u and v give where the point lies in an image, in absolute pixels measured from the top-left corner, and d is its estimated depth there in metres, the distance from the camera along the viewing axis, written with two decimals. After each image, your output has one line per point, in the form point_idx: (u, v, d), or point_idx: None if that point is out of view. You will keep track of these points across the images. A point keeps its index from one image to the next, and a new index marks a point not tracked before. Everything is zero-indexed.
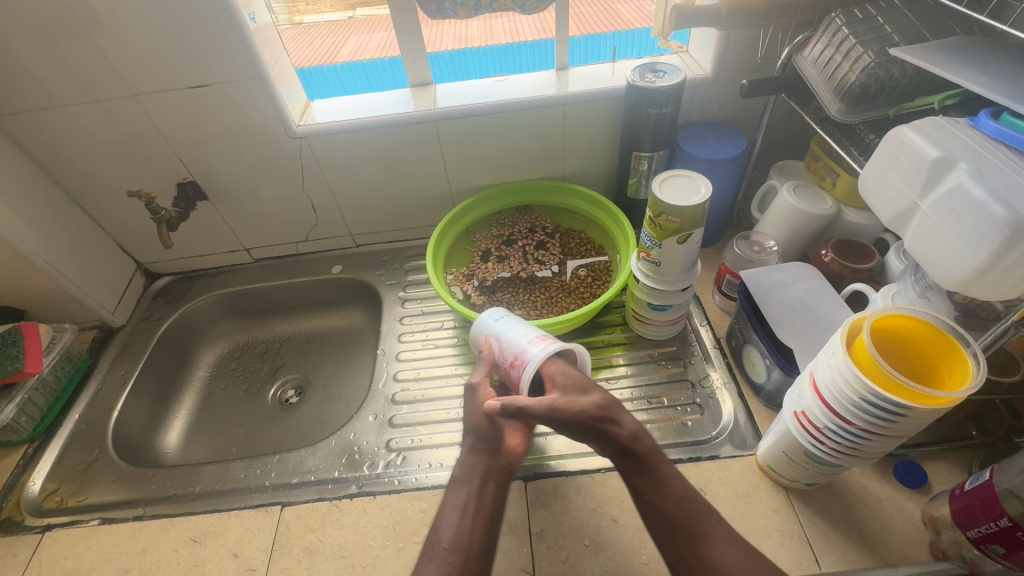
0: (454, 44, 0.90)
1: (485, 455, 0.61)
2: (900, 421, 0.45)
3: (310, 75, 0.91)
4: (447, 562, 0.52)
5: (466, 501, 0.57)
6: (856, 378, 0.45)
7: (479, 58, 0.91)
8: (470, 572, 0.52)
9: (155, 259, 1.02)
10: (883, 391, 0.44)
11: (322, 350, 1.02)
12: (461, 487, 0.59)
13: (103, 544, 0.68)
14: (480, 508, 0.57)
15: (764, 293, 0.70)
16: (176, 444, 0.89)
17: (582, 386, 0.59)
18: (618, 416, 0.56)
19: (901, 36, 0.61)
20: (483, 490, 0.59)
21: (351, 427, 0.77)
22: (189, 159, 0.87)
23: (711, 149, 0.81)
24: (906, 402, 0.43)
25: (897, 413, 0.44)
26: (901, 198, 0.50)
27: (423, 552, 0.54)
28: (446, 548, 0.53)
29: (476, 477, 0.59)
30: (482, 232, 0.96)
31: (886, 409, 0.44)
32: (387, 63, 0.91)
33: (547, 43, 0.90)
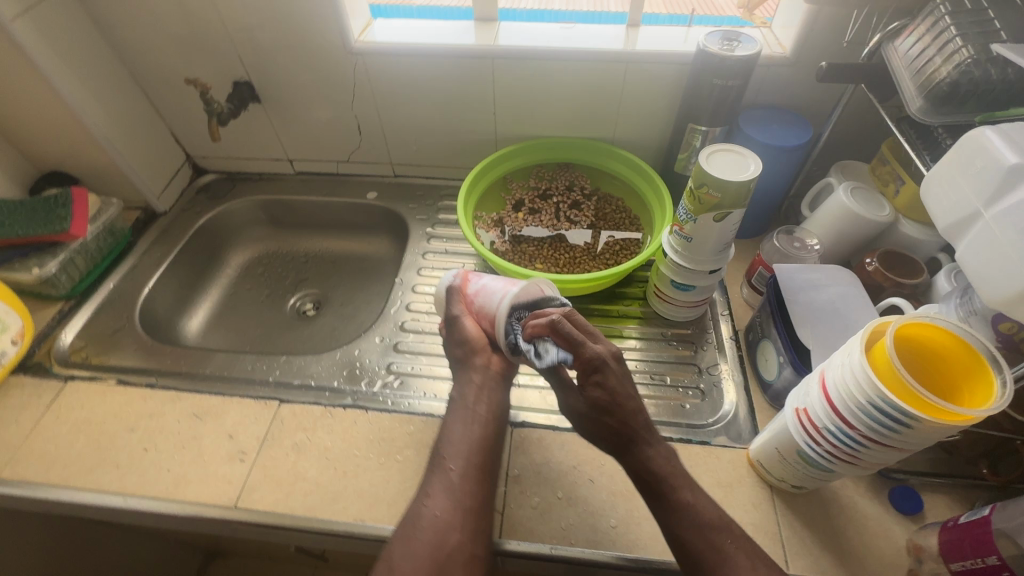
0: (532, 5, 0.90)
1: (471, 364, 0.64)
2: (905, 433, 0.42)
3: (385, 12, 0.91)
4: (450, 470, 0.56)
5: (467, 414, 0.61)
6: (868, 382, 0.43)
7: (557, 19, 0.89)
8: (473, 482, 0.56)
9: (204, 153, 1.05)
10: (894, 398, 0.41)
11: (344, 272, 1.05)
12: (461, 405, 0.62)
13: (115, 402, 0.72)
14: (479, 419, 0.61)
15: (794, 289, 0.67)
16: (197, 330, 0.95)
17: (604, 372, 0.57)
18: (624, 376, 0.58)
19: (1011, 32, 0.54)
20: (480, 401, 0.62)
21: (357, 344, 0.80)
22: (248, 58, 0.88)
23: (772, 133, 0.77)
24: (916, 414, 0.41)
25: (903, 425, 0.42)
26: (963, 206, 0.45)
27: (432, 466, 0.58)
28: (450, 460, 0.57)
29: (474, 392, 0.62)
30: (519, 181, 0.94)
31: (893, 418, 0.42)
32: (462, 12, 0.90)
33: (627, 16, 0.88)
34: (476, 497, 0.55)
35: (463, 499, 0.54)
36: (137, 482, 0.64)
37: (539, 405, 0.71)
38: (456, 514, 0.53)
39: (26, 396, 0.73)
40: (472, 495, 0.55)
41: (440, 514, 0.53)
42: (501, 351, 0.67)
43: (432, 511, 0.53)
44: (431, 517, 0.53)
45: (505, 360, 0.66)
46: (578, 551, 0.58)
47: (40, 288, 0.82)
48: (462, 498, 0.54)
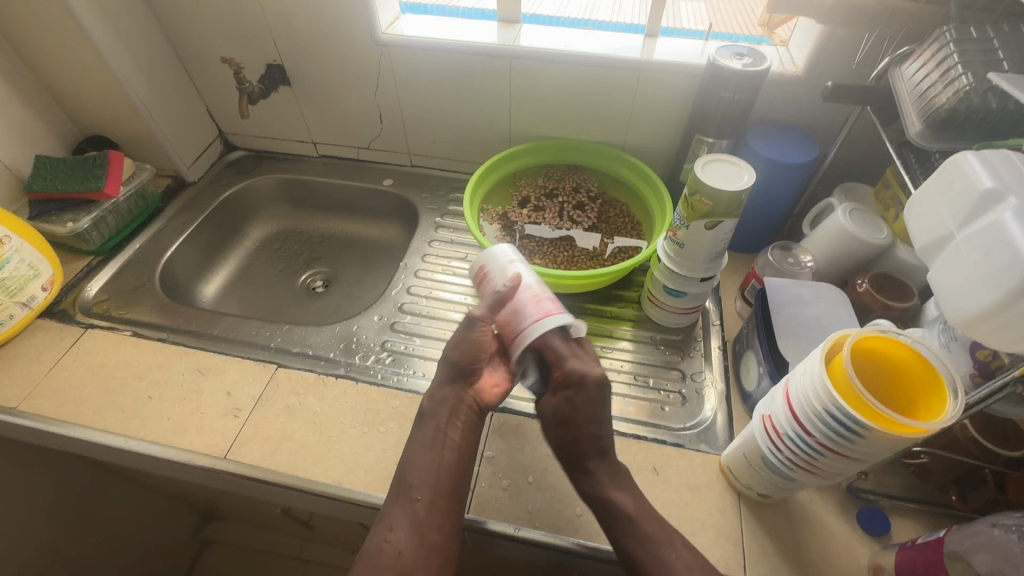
0: (578, 15, 0.92)
1: (458, 385, 0.62)
2: (857, 443, 0.43)
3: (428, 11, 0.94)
4: (415, 501, 0.54)
5: (437, 440, 0.58)
6: (824, 390, 0.44)
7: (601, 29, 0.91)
8: (440, 515, 0.54)
9: (235, 130, 1.11)
10: (848, 407, 0.42)
11: (355, 255, 1.10)
12: (431, 427, 0.59)
13: (128, 351, 0.77)
14: (450, 445, 0.58)
15: (781, 303, 0.68)
16: (212, 296, 1.00)
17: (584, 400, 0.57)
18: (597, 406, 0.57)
19: (1013, 63, 0.55)
20: (453, 426, 0.59)
21: (356, 320, 0.83)
22: (282, 43, 0.93)
23: (777, 150, 0.78)
24: (868, 424, 0.41)
25: (855, 433, 0.43)
26: (939, 227, 0.46)
27: (396, 493, 0.55)
28: (417, 491, 0.55)
29: (447, 416, 0.60)
30: (528, 179, 0.97)
31: (846, 427, 0.43)
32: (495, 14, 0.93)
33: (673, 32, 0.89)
34: (442, 530, 0.53)
35: (428, 535, 0.52)
36: (138, 426, 0.69)
37: (521, 394, 0.73)
38: (419, 550, 0.51)
39: (50, 338, 0.79)
40: (437, 528, 0.53)
41: (403, 549, 0.51)
42: (491, 378, 0.65)
43: (394, 546, 0.51)
44: (393, 552, 0.51)
45: (489, 392, 0.64)
46: (541, 533, 0.60)
47: (73, 241, 0.88)
48: (427, 532, 0.52)
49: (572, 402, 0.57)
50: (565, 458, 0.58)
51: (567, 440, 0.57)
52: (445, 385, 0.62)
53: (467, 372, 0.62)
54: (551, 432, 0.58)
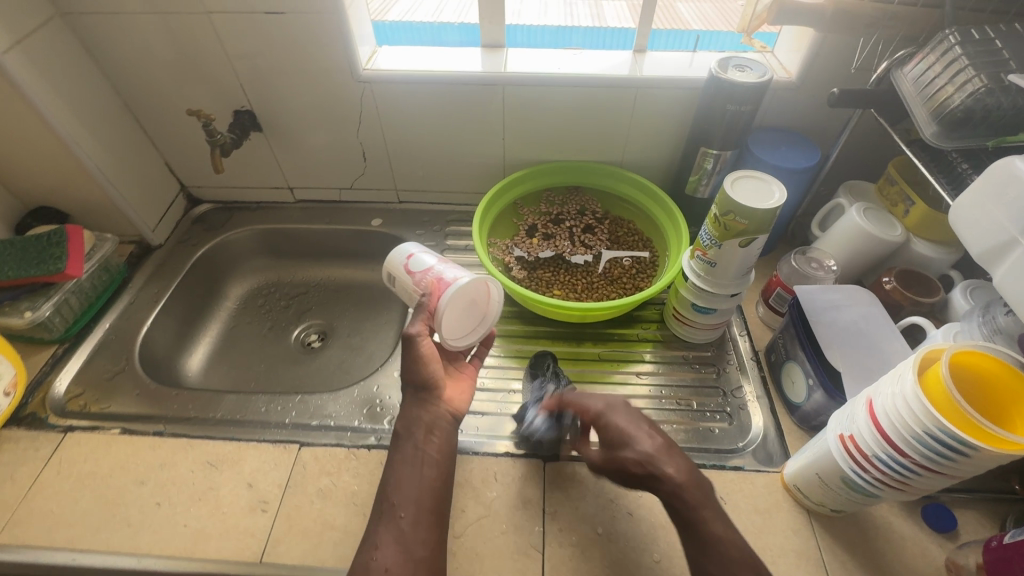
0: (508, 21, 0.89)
1: (423, 405, 0.61)
2: (960, 462, 0.42)
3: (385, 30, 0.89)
4: (399, 518, 0.53)
5: (416, 456, 0.57)
6: (923, 411, 0.43)
7: (531, 35, 0.89)
8: (426, 529, 0.53)
9: (200, 183, 1.02)
10: (952, 427, 0.41)
11: (348, 302, 1.03)
12: (407, 446, 0.58)
13: (121, 452, 0.68)
14: (428, 461, 0.57)
15: (818, 311, 0.67)
16: (197, 369, 0.91)
17: (624, 438, 0.54)
18: (631, 419, 0.56)
19: (1019, 63, 0.57)
20: (430, 442, 0.59)
21: (375, 379, 0.78)
22: (249, 87, 0.86)
23: (782, 156, 0.79)
24: (975, 444, 0.40)
25: (959, 453, 0.42)
26: (998, 232, 0.47)
27: (380, 515, 0.54)
28: (400, 509, 0.54)
29: (422, 433, 0.59)
30: (529, 206, 0.94)
31: (950, 447, 0.42)
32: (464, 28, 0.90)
33: (600, 33, 0.89)
34: (428, 545, 0.52)
35: (416, 551, 0.51)
36: (151, 541, 0.60)
37: None
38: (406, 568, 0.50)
39: (22, 451, 0.68)
40: (423, 543, 0.52)
41: (389, 568, 0.50)
42: (451, 388, 0.66)
43: (381, 564, 0.50)
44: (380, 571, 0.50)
45: (457, 401, 0.64)
46: None
47: (32, 332, 0.77)
48: (414, 548, 0.52)
49: (615, 424, 0.56)
50: (640, 468, 0.52)
51: (632, 446, 0.53)
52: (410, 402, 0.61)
53: (427, 390, 0.61)
54: (617, 456, 0.54)
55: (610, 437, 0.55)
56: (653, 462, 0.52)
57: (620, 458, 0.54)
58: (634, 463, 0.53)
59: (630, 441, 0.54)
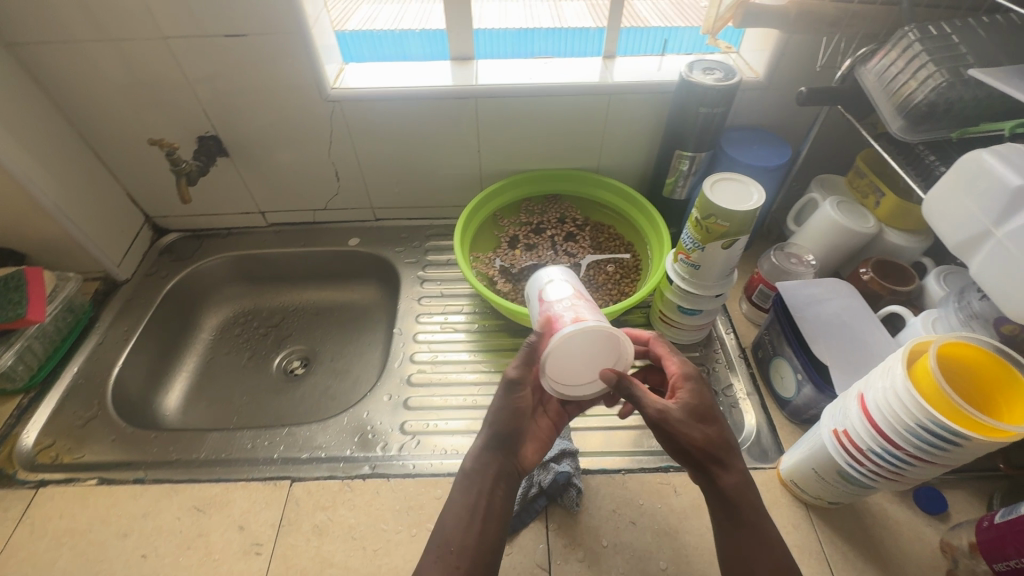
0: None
1: (499, 453, 0.57)
2: (953, 452, 0.43)
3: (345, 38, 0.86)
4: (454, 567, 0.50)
5: (478, 501, 0.54)
6: (915, 405, 0.43)
7: (491, 40, 0.88)
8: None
9: (166, 212, 0.98)
10: (943, 420, 0.42)
11: (330, 325, 1.01)
12: (472, 486, 0.55)
13: (100, 504, 0.65)
14: (491, 512, 0.54)
15: (801, 306, 0.69)
16: (176, 406, 0.87)
17: (702, 412, 0.52)
18: (715, 401, 0.54)
19: (976, 57, 0.59)
20: (496, 491, 0.55)
21: (365, 406, 0.76)
22: (213, 111, 0.83)
23: (755, 154, 0.80)
24: (967, 435, 0.41)
25: (952, 444, 0.43)
26: (971, 224, 0.48)
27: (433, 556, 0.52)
28: (454, 555, 0.51)
29: (490, 478, 0.55)
30: (509, 218, 0.93)
31: (942, 439, 0.43)
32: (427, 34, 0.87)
33: (560, 33, 0.87)
34: None
35: None
36: None
37: None
38: None
39: None
40: None
41: None
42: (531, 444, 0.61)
43: None
44: None
45: (531, 459, 0.60)
46: None
47: None
48: None
49: (690, 399, 0.53)
50: (701, 445, 0.51)
51: (700, 425, 0.52)
52: (480, 437, 0.58)
53: (501, 433, 0.57)
54: (681, 424, 0.51)
55: (692, 404, 0.52)
56: (721, 451, 0.51)
57: (693, 435, 0.51)
58: (696, 441, 0.51)
59: (702, 421, 0.52)
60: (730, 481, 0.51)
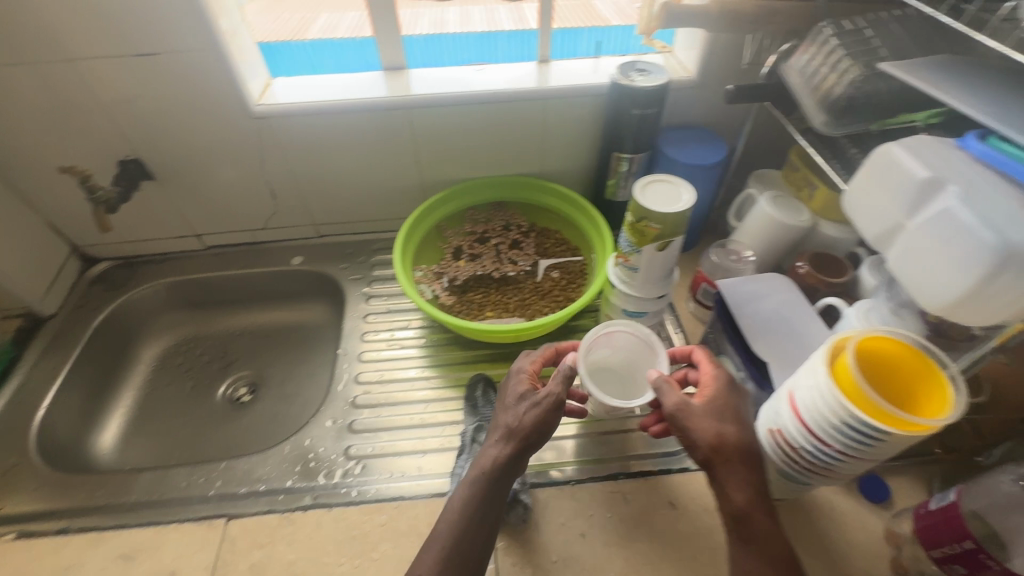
0: (430, 30, 0.86)
1: (516, 455, 0.56)
2: (875, 446, 0.43)
3: (278, 50, 0.83)
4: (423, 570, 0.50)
5: (472, 497, 0.54)
6: (835, 401, 0.43)
7: (455, 42, 0.86)
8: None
9: (94, 241, 0.93)
10: (862, 415, 0.42)
11: (277, 347, 0.97)
12: (476, 481, 0.55)
13: (19, 560, 0.61)
14: (478, 509, 0.53)
15: (740, 303, 0.69)
16: (111, 445, 0.83)
17: (724, 411, 0.51)
18: (743, 404, 0.53)
19: (889, 50, 0.59)
20: (492, 486, 0.54)
21: (308, 432, 0.73)
22: (132, 135, 0.79)
23: (692, 153, 0.80)
24: (885, 428, 0.41)
25: (873, 438, 0.43)
26: (885, 218, 0.48)
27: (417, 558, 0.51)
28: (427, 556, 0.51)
29: (499, 473, 0.55)
30: (454, 228, 0.91)
31: (863, 433, 0.43)
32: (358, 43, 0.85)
33: (525, 35, 0.86)
34: None
35: None
36: None
37: None
38: None
39: None
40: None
41: None
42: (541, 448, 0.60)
43: None
44: None
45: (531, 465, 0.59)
46: None
47: None
48: None
49: (714, 397, 0.52)
50: (710, 442, 0.49)
51: (716, 423, 0.50)
52: (497, 442, 0.57)
53: (526, 446, 0.56)
54: (695, 419, 0.50)
55: (715, 404, 0.52)
56: (736, 454, 0.49)
57: (714, 433, 0.50)
58: (707, 437, 0.49)
59: (719, 419, 0.50)
60: (743, 487, 0.48)
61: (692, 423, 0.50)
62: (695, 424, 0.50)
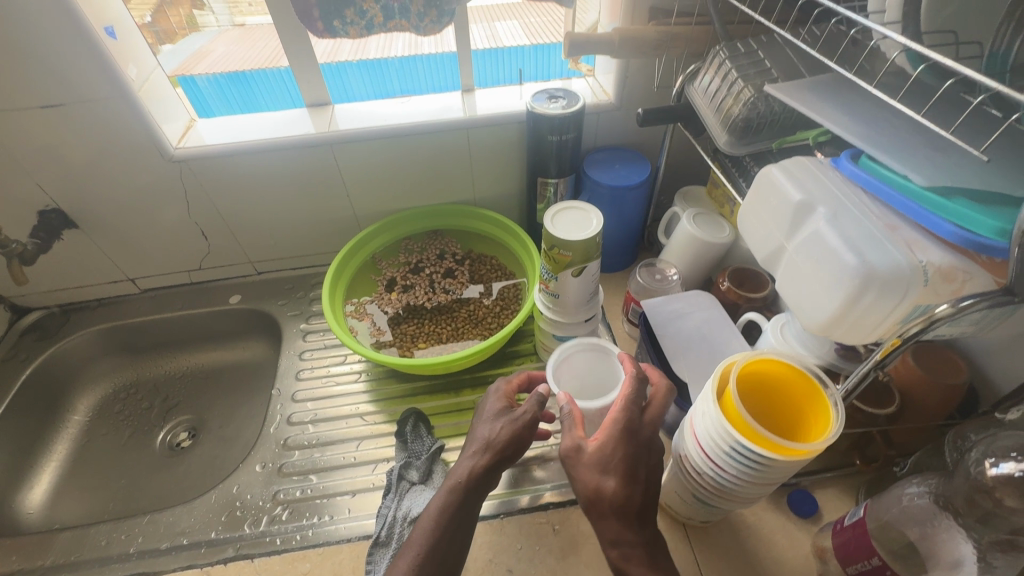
0: (405, 52, 0.83)
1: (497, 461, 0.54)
2: (747, 463, 0.44)
3: (254, 79, 0.81)
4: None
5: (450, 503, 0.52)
6: (711, 414, 0.45)
7: (430, 64, 0.84)
8: None
9: (23, 291, 0.91)
10: (728, 427, 0.43)
11: (219, 388, 0.95)
12: (454, 487, 0.53)
13: None
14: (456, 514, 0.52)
15: (662, 323, 0.69)
16: (40, 503, 0.80)
17: (605, 466, 0.49)
18: (637, 453, 0.50)
19: (781, 71, 0.61)
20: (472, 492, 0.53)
21: (236, 479, 0.71)
22: (49, 185, 0.78)
23: (615, 175, 0.81)
24: (745, 440, 0.42)
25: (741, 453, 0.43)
26: (770, 239, 0.50)
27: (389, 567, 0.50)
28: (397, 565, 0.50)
29: (481, 477, 0.54)
30: (389, 259, 0.91)
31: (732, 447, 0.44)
32: (279, 73, 0.82)
33: (496, 52, 0.85)
34: None
35: None
36: None
37: None
38: None
39: None
40: None
41: None
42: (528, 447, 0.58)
43: None
44: None
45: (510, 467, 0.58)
46: None
47: None
48: None
49: (603, 447, 0.50)
50: (586, 495, 0.49)
51: (600, 476, 0.49)
52: (472, 453, 0.55)
53: (502, 459, 0.54)
54: (578, 469, 0.49)
55: (600, 456, 0.49)
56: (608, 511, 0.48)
57: (590, 487, 0.48)
58: (583, 489, 0.49)
59: (600, 472, 0.49)
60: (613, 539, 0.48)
61: (574, 471, 0.50)
62: (577, 474, 0.49)
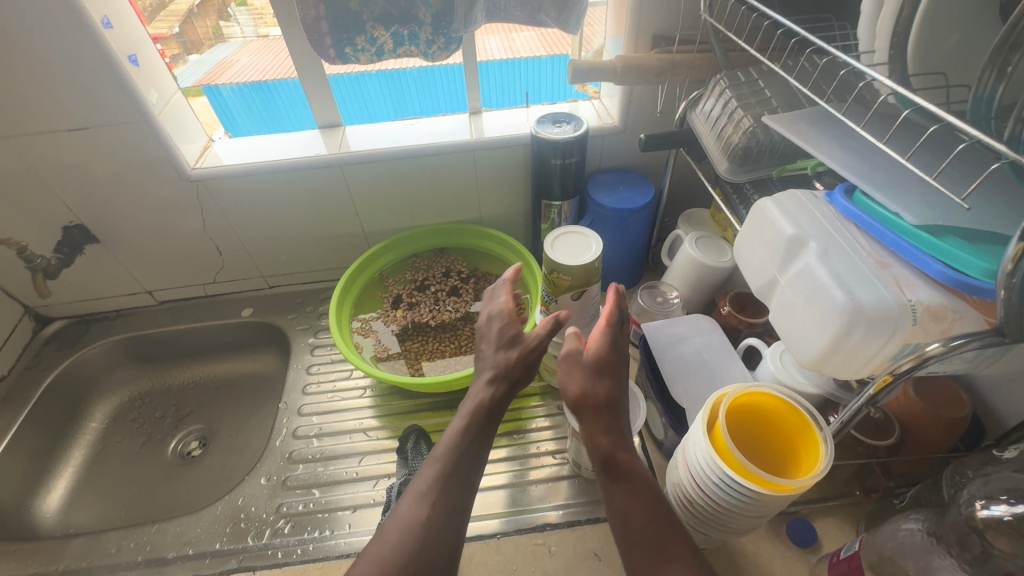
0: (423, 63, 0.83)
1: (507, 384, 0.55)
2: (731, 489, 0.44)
3: (275, 89, 0.83)
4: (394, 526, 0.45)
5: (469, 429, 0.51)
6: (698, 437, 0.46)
7: (448, 74, 0.84)
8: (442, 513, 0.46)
9: (47, 301, 0.95)
10: (712, 451, 0.44)
11: (230, 399, 0.98)
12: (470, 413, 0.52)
13: None
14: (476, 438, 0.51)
15: (662, 347, 0.69)
16: (56, 508, 0.83)
17: (600, 367, 0.54)
18: (623, 360, 0.56)
19: (780, 101, 0.62)
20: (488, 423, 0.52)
21: (241, 491, 0.73)
22: (74, 202, 0.82)
23: (619, 197, 0.82)
24: (727, 464, 0.43)
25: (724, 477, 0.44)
26: (765, 271, 0.50)
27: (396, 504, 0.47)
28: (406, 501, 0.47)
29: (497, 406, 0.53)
30: (395, 275, 0.94)
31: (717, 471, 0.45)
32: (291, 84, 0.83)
33: (513, 63, 0.84)
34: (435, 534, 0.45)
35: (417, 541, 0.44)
36: None
37: None
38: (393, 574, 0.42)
39: None
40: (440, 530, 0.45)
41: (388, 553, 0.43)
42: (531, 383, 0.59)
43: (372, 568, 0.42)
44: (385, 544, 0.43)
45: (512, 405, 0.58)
46: None
47: None
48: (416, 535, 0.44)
49: (598, 350, 0.55)
50: (577, 394, 0.53)
51: (592, 379, 0.53)
52: (488, 383, 0.54)
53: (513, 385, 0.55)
54: (574, 367, 0.54)
55: (597, 359, 0.54)
56: (602, 408, 0.52)
57: (582, 388, 0.53)
58: (574, 389, 0.53)
59: (593, 376, 0.53)
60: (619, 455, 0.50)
61: (570, 373, 0.54)
62: (570, 376, 0.54)
